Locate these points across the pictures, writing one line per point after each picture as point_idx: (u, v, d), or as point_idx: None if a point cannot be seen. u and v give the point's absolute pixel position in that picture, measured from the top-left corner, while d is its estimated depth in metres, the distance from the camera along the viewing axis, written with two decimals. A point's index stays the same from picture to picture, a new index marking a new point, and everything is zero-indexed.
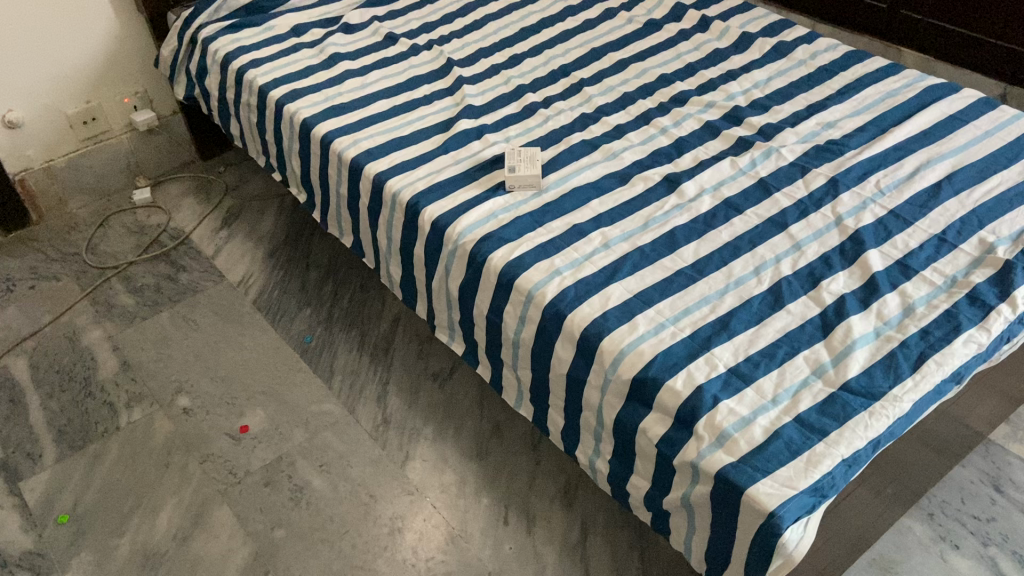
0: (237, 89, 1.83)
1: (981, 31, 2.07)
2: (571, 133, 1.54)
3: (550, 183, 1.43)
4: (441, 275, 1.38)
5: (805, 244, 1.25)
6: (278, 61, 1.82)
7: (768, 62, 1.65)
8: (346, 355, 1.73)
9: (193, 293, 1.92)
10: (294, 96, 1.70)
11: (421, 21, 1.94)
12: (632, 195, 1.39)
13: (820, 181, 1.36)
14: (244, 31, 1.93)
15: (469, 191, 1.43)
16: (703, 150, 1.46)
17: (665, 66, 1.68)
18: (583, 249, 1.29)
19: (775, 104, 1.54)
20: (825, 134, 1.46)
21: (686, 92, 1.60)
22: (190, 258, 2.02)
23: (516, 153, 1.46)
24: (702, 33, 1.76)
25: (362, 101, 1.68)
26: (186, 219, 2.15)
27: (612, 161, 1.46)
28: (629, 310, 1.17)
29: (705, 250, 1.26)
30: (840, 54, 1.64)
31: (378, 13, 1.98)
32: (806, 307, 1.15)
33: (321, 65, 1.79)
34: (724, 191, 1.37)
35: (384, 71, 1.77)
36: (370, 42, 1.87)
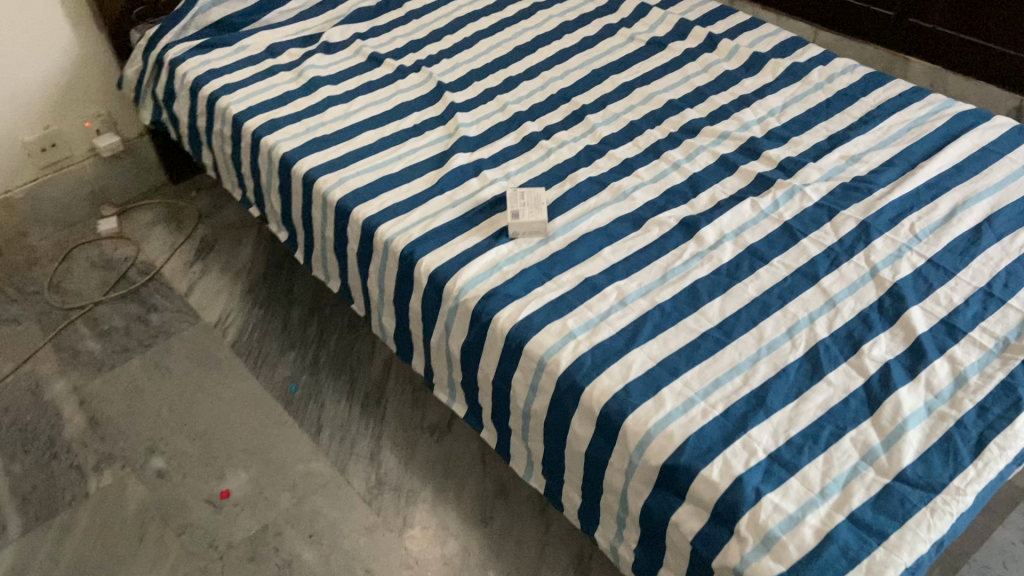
0: (209, 116, 1.68)
1: (994, 40, 1.97)
2: (575, 168, 1.42)
3: (556, 228, 1.31)
4: (440, 333, 1.27)
5: (840, 300, 1.14)
6: (253, 87, 1.67)
7: (783, 86, 1.54)
8: (335, 407, 1.61)
9: (165, 337, 1.79)
10: (272, 128, 1.56)
11: (406, 39, 1.81)
12: (647, 241, 1.27)
13: (850, 224, 1.25)
14: (215, 52, 1.79)
15: (469, 238, 1.31)
16: (720, 188, 1.35)
17: (672, 90, 1.57)
18: (598, 307, 1.17)
19: (794, 134, 1.43)
20: (851, 169, 1.35)
21: (697, 121, 1.48)
22: (161, 297, 1.88)
23: (519, 195, 1.34)
24: (709, 52, 1.65)
25: (347, 132, 1.54)
26: (156, 251, 2.01)
27: (622, 202, 1.35)
28: (653, 382, 1.06)
29: (731, 307, 1.15)
30: (860, 76, 1.54)
31: (360, 30, 1.84)
32: (848, 378, 1.04)
33: (300, 91, 1.65)
34: (747, 236, 1.26)
35: (369, 97, 1.64)
36: (352, 64, 1.73)
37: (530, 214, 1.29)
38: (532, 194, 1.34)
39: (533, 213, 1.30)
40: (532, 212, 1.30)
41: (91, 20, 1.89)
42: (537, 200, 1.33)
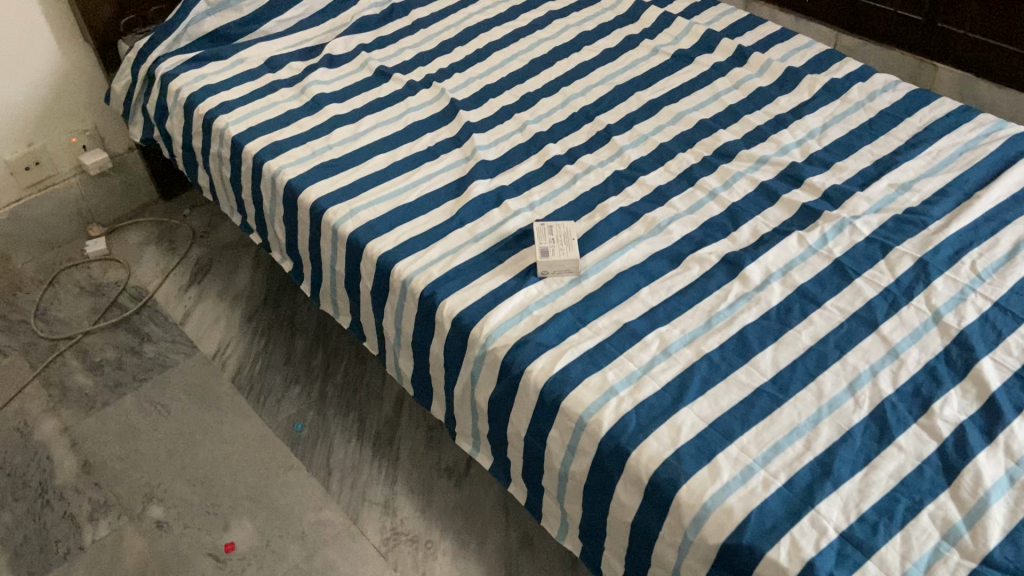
0: (206, 137, 1.58)
1: None
2: (604, 197, 1.33)
3: (588, 266, 1.21)
4: (465, 383, 1.17)
5: (903, 350, 1.05)
6: (253, 105, 1.57)
7: (821, 105, 1.45)
8: (344, 448, 1.52)
9: (160, 371, 1.69)
10: (275, 151, 1.46)
11: (415, 51, 1.70)
12: (687, 280, 1.18)
13: (906, 262, 1.16)
14: (210, 66, 1.68)
15: (495, 276, 1.21)
16: (763, 220, 1.26)
17: (702, 109, 1.48)
18: (640, 358, 1.08)
19: (837, 158, 1.34)
20: (902, 199, 1.26)
21: (732, 144, 1.39)
22: (155, 326, 1.78)
23: (548, 229, 1.24)
24: (740, 67, 1.56)
25: (356, 156, 1.44)
26: (149, 275, 1.90)
27: (657, 235, 1.25)
28: (707, 447, 0.97)
29: (785, 358, 1.06)
30: (903, 94, 1.44)
31: (364, 40, 1.74)
32: (919, 442, 0.96)
33: (303, 110, 1.55)
34: (795, 274, 1.17)
35: (377, 116, 1.53)
36: (358, 79, 1.63)
37: (560, 252, 1.20)
38: (561, 228, 1.24)
39: (564, 250, 1.20)
40: (563, 249, 1.20)
41: (77, 30, 1.77)
42: (567, 234, 1.23)
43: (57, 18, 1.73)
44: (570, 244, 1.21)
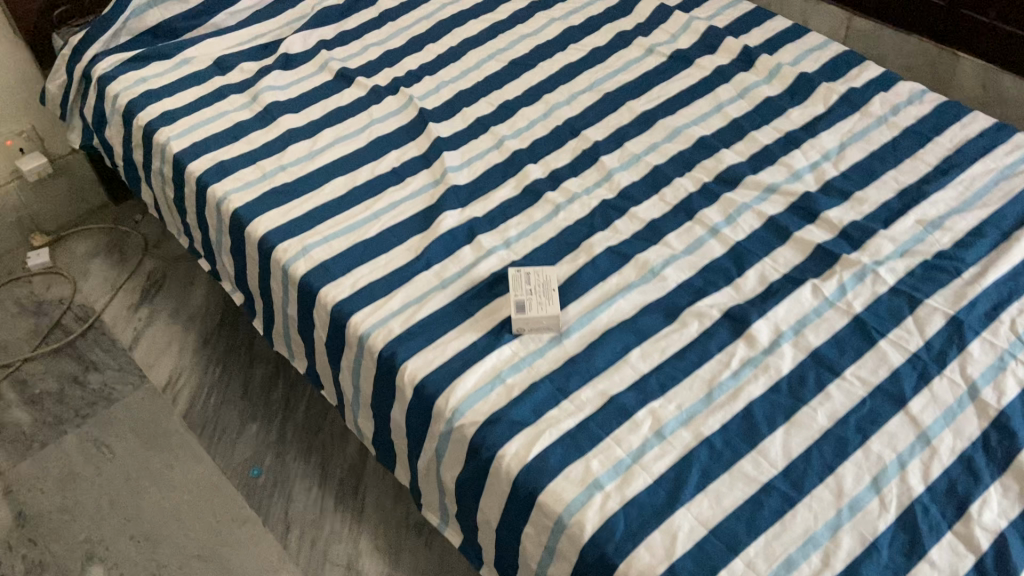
0: (146, 151, 1.40)
1: None
2: (590, 233, 1.17)
3: (572, 320, 1.06)
4: (430, 458, 1.02)
5: (936, 434, 0.90)
6: (198, 116, 1.40)
7: (837, 120, 1.28)
8: (305, 497, 1.38)
9: (106, 405, 1.54)
10: (220, 174, 1.30)
11: (381, 48, 1.54)
12: (684, 340, 1.03)
13: (937, 321, 1.01)
14: (152, 66, 1.50)
15: (464, 333, 1.06)
16: (772, 264, 1.10)
17: (702, 123, 1.31)
18: (630, 441, 0.93)
19: (855, 187, 1.18)
20: (931, 239, 1.10)
21: (737, 168, 1.23)
22: (102, 352, 1.63)
23: (526, 278, 1.08)
24: (745, 71, 1.38)
25: (311, 180, 1.29)
26: (96, 292, 1.74)
27: (651, 283, 1.09)
28: (707, 561, 0.82)
29: (797, 444, 0.91)
30: (930, 108, 1.28)
31: (325, 36, 1.57)
32: (955, 557, 0.82)
33: (254, 122, 1.39)
34: (809, 335, 1.02)
35: (337, 130, 1.37)
36: (317, 83, 1.47)
37: (540, 307, 1.04)
38: (540, 276, 1.09)
39: (543, 306, 1.04)
40: (543, 302, 1.05)
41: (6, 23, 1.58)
42: (549, 285, 1.08)
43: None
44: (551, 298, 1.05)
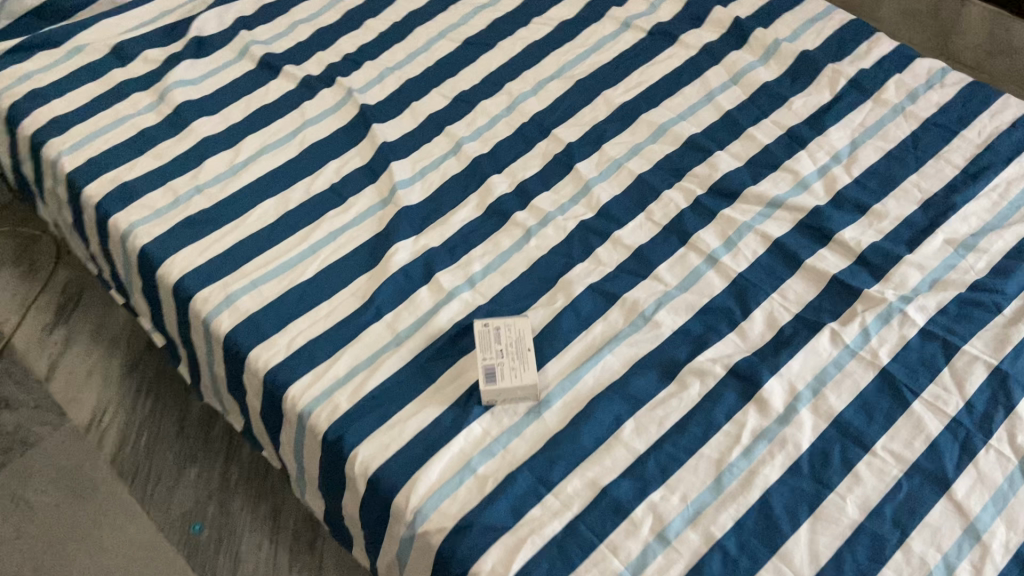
0: (35, 168, 1.18)
1: None
2: (568, 266, 0.98)
3: (552, 384, 0.89)
4: (393, 559, 0.87)
5: (986, 527, 0.77)
6: (94, 122, 1.17)
7: (847, 110, 1.10)
8: (254, 555, 1.22)
9: (21, 452, 1.35)
10: (124, 200, 1.09)
11: (311, 26, 1.32)
12: (685, 408, 0.87)
13: (978, 374, 0.87)
14: (36, 58, 1.25)
15: (425, 406, 0.89)
16: (782, 302, 0.94)
17: (691, 117, 1.12)
18: (629, 548, 0.79)
19: (873, 199, 1.01)
20: (964, 265, 0.95)
21: (735, 176, 1.04)
22: (13, 386, 1.43)
23: (495, 333, 0.91)
24: (737, 50, 1.19)
25: (234, 205, 1.08)
26: (4, 311, 1.53)
27: (642, 331, 0.92)
28: None
29: (826, 545, 0.78)
30: (952, 93, 1.11)
31: (244, 13, 1.34)
32: None
33: (163, 129, 1.17)
34: (830, 397, 0.87)
35: (262, 137, 1.16)
36: (237, 74, 1.25)
37: (511, 375, 0.87)
38: (512, 329, 0.91)
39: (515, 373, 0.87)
40: (516, 368, 0.88)
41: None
42: (523, 341, 0.91)
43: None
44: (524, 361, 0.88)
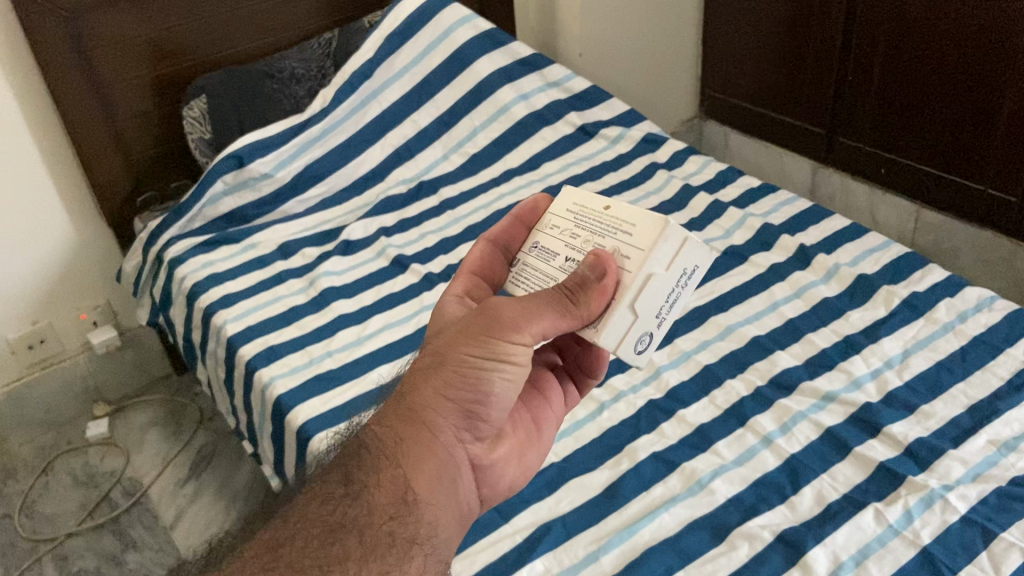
0: (203, 333, 1.43)
1: None
2: (635, 436, 1.13)
3: (612, 534, 0.99)
4: None
5: None
6: (256, 299, 1.43)
7: (899, 325, 1.23)
8: None
9: (99, 536, 1.59)
10: (268, 358, 1.30)
11: (438, 235, 1.58)
12: (733, 565, 0.94)
13: (1016, 558, 0.90)
14: (219, 250, 1.56)
15: (498, 541, 1.00)
16: (831, 482, 1.02)
17: (757, 321, 1.29)
18: None
19: (921, 400, 1.11)
20: (1005, 462, 1.01)
21: (793, 371, 1.18)
22: (122, 495, 1.68)
23: (532, 247, 0.81)
24: (801, 271, 1.37)
25: (359, 367, 1.27)
26: (146, 465, 1.75)
27: (697, 495, 1.03)
28: None
29: None
30: (1000, 316, 1.21)
31: (385, 223, 1.62)
32: None
33: (307, 307, 1.41)
34: (871, 567, 0.91)
35: (388, 315, 1.38)
36: (372, 269, 1.50)
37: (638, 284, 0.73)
38: (438, 311, 0.77)
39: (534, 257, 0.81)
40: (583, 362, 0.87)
41: (86, 195, 1.73)
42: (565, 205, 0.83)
43: (56, 185, 1.69)
44: (678, 237, 0.74)
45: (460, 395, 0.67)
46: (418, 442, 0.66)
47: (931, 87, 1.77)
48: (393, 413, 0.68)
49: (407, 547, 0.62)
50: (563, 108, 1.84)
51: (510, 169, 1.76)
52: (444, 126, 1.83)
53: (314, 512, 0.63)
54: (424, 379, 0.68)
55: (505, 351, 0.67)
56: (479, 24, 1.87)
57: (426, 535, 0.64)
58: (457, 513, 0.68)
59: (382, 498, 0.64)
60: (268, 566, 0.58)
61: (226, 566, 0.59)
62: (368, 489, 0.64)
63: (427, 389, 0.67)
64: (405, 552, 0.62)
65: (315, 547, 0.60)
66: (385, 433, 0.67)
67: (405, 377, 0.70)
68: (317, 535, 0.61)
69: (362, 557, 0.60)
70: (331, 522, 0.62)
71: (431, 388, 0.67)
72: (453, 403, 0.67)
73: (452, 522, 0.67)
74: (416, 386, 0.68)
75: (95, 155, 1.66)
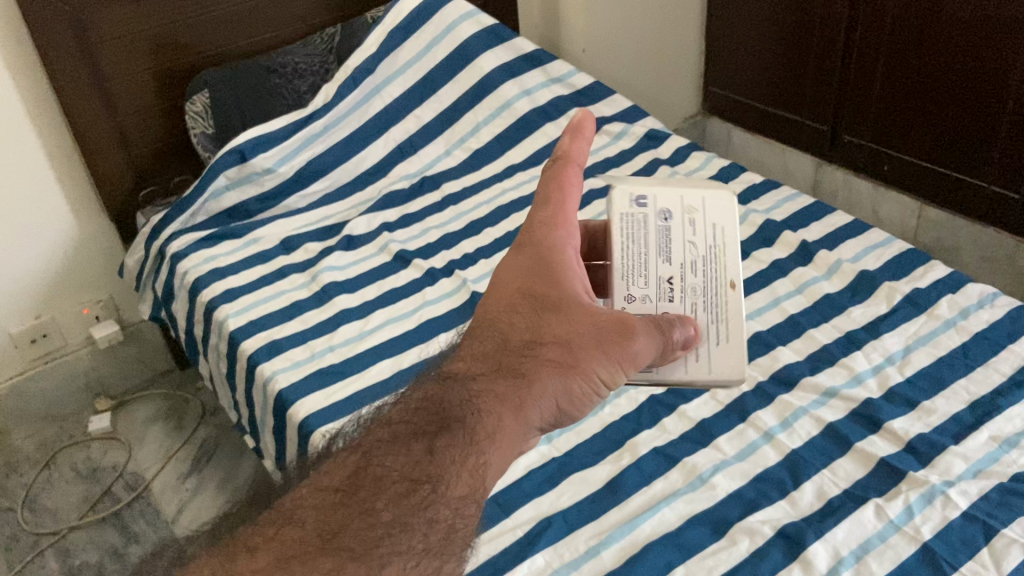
0: (206, 327, 1.44)
1: None
2: (636, 431, 1.13)
3: (612, 529, 0.99)
4: None
5: None
6: (258, 293, 1.43)
7: (901, 321, 1.23)
8: None
9: (101, 529, 1.60)
10: (270, 352, 1.30)
11: (440, 231, 1.58)
12: (733, 560, 0.94)
13: (1017, 554, 0.90)
14: (222, 244, 1.56)
15: (500, 534, 1.01)
16: (831, 477, 1.02)
17: (758, 317, 1.29)
18: None
19: (923, 396, 1.11)
20: (1007, 458, 1.01)
21: (795, 367, 1.18)
22: (124, 488, 1.69)
23: (662, 216, 0.76)
24: (803, 267, 1.37)
25: (361, 361, 1.27)
26: (148, 459, 1.76)
27: (698, 490, 1.03)
28: None
29: None
30: (1003, 313, 1.20)
31: (388, 218, 1.63)
32: None
33: (310, 302, 1.41)
34: (872, 563, 0.91)
35: (390, 310, 1.38)
36: (375, 264, 1.50)
37: (680, 360, 0.73)
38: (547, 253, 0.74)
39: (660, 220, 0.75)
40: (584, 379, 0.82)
41: (89, 190, 1.74)
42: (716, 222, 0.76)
43: (58, 179, 1.69)
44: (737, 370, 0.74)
45: (566, 398, 0.70)
46: (518, 423, 0.67)
47: (934, 83, 1.77)
48: (504, 386, 0.68)
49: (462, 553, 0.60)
50: (566, 103, 1.84)
51: (513, 164, 1.76)
52: (447, 122, 1.84)
53: (418, 462, 0.63)
54: (547, 367, 0.70)
55: (613, 377, 0.71)
56: (482, 19, 1.87)
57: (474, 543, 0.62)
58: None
59: (459, 488, 0.62)
60: (353, 522, 0.59)
61: (324, 512, 0.60)
62: (451, 472, 0.62)
63: (547, 378, 0.69)
64: (459, 551, 0.60)
65: (377, 536, 0.58)
66: (490, 407, 0.67)
67: (523, 345, 0.71)
68: (412, 493, 0.61)
69: (424, 552, 0.58)
70: (405, 506, 0.60)
71: (548, 380, 0.69)
72: (557, 400, 0.69)
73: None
74: (533, 365, 0.70)
75: (97, 149, 1.67)
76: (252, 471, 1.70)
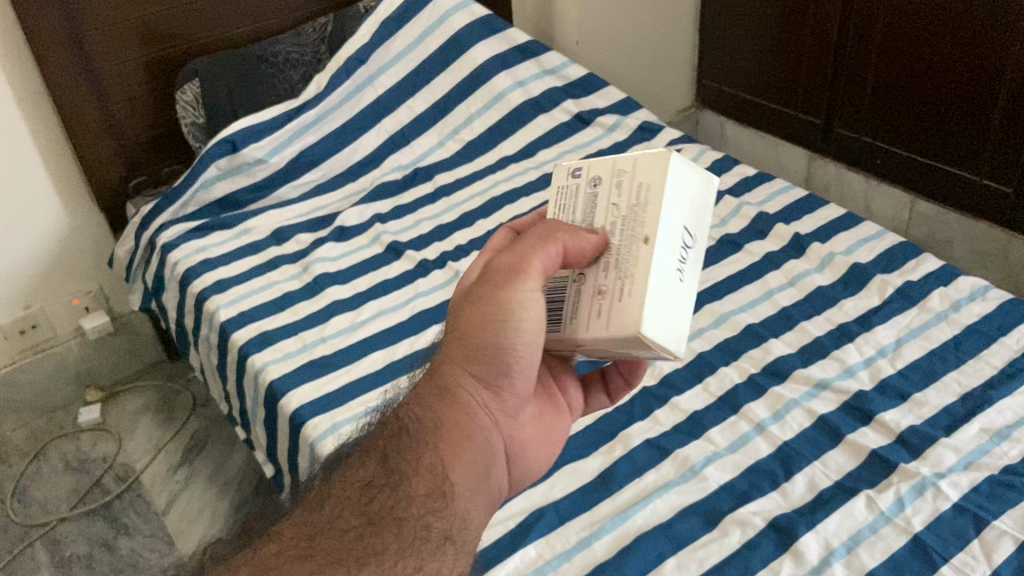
0: (196, 317, 1.43)
1: None
2: (628, 423, 1.13)
3: (604, 520, 0.99)
4: None
5: None
6: (249, 284, 1.42)
7: (893, 314, 1.23)
8: None
9: (91, 521, 1.59)
10: (261, 344, 1.29)
11: (433, 222, 1.57)
12: (725, 552, 0.94)
13: (1007, 545, 0.90)
14: (213, 235, 1.55)
15: (491, 526, 1.00)
16: (823, 468, 1.02)
17: (751, 310, 1.29)
18: None
19: (915, 388, 1.11)
20: (998, 451, 1.01)
21: (787, 359, 1.18)
22: (115, 480, 1.68)
23: (594, 183, 0.71)
24: (796, 259, 1.37)
25: (353, 353, 1.26)
26: (139, 451, 1.75)
27: (690, 481, 1.03)
28: None
29: None
30: (994, 306, 1.21)
31: (380, 210, 1.62)
32: None
33: (301, 293, 1.40)
34: (863, 555, 0.91)
35: (383, 301, 1.37)
36: (367, 256, 1.49)
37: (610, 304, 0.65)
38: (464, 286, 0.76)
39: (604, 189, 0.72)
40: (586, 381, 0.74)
41: (79, 180, 1.72)
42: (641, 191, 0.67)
43: (47, 169, 1.67)
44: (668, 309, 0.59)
45: (496, 370, 0.68)
46: (458, 418, 0.67)
47: (926, 78, 1.77)
48: (433, 395, 0.68)
49: (440, 543, 0.60)
50: (560, 95, 1.84)
51: (506, 156, 1.76)
52: (440, 113, 1.83)
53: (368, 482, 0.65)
54: (458, 361, 0.69)
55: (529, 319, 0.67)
56: (475, 10, 1.86)
57: (459, 529, 0.62)
58: (489, 507, 0.67)
59: (420, 488, 0.63)
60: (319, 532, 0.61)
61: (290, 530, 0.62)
62: (407, 478, 0.64)
63: (463, 371, 0.68)
64: (438, 545, 0.60)
65: (346, 543, 0.60)
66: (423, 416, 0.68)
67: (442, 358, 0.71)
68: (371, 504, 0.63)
69: (400, 550, 0.59)
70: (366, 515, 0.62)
71: (469, 371, 0.68)
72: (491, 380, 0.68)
73: (484, 516, 0.66)
74: (454, 364, 0.69)
75: (86, 139, 1.65)
76: (243, 462, 1.70)
